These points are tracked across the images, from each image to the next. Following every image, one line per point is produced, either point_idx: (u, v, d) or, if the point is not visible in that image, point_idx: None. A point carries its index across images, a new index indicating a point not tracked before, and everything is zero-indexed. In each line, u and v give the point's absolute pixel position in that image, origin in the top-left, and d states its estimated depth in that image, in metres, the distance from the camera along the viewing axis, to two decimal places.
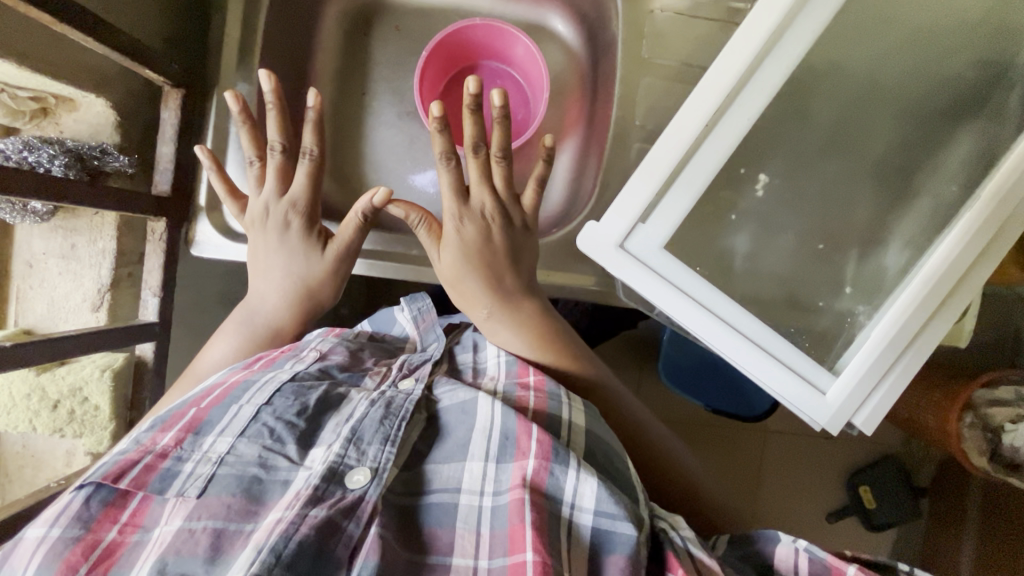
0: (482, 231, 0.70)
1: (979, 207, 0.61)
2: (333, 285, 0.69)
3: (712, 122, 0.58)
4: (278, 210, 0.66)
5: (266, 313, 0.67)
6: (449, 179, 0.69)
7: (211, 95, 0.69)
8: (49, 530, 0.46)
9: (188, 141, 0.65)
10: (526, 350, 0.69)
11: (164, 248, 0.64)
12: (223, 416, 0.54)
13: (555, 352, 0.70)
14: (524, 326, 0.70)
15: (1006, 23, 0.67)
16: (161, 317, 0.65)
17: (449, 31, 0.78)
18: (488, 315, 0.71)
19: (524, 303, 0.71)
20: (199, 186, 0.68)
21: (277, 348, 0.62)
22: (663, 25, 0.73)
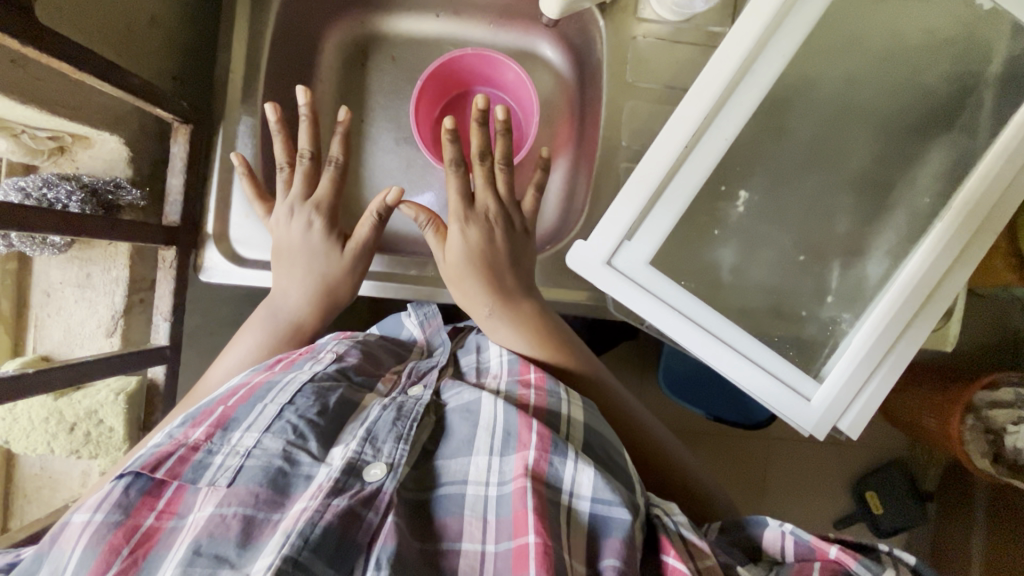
0: (486, 234, 0.74)
1: (953, 221, 0.64)
2: (350, 285, 0.72)
3: (692, 143, 0.61)
4: (302, 210, 0.70)
5: (289, 309, 0.70)
6: (455, 185, 0.74)
7: (216, 128, 0.72)
8: (92, 515, 0.49)
9: (196, 173, 0.69)
10: (527, 347, 0.72)
11: (175, 275, 0.67)
12: (249, 413, 0.57)
13: (555, 349, 0.72)
14: (525, 323, 0.73)
15: (971, 41, 0.70)
16: (172, 340, 0.68)
17: (441, 61, 0.81)
18: (488, 314, 0.73)
19: (524, 302, 0.74)
20: (208, 214, 0.71)
21: (296, 350, 0.65)
22: (645, 50, 0.76)
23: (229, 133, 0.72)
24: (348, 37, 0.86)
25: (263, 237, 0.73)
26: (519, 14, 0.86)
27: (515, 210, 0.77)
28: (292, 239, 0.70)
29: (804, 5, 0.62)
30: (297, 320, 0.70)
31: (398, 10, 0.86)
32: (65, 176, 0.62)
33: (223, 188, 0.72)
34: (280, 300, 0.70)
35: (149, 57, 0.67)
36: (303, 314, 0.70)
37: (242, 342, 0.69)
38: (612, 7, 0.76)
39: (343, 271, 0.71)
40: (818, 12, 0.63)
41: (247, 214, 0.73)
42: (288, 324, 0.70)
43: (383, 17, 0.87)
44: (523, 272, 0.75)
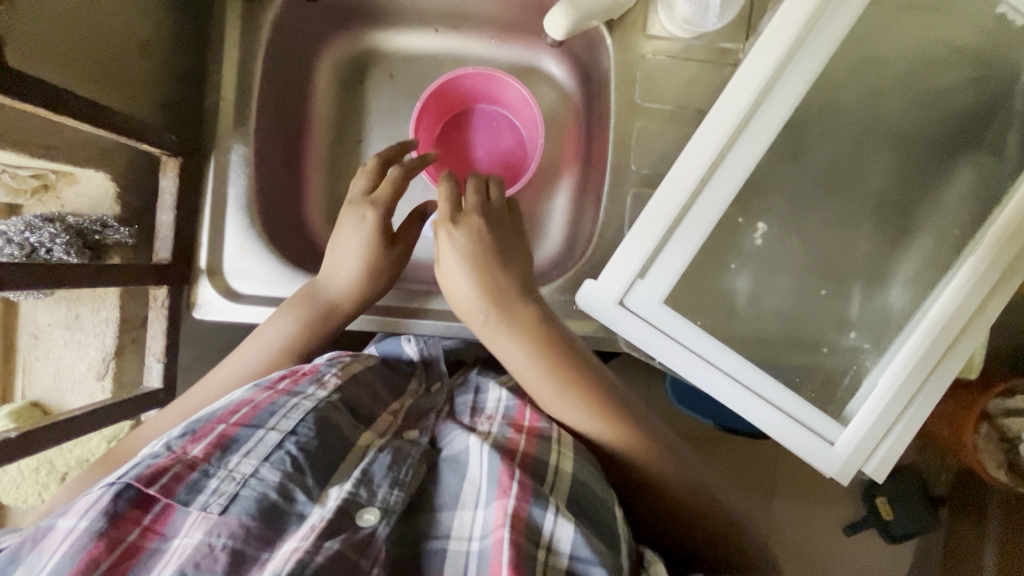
0: (468, 237, 0.69)
1: (976, 256, 0.62)
2: (391, 274, 0.70)
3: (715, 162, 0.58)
4: (359, 204, 0.68)
5: (331, 292, 0.67)
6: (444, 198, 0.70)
7: (206, 158, 0.69)
8: (77, 521, 0.46)
9: (188, 208, 0.66)
10: (524, 356, 0.66)
11: (167, 314, 0.65)
12: (251, 436, 0.53)
13: (552, 358, 0.66)
14: (518, 327, 0.67)
15: (999, 57, 0.66)
16: (166, 382, 0.66)
17: (438, 82, 0.78)
18: (482, 318, 0.68)
19: (516, 305, 0.67)
20: (200, 248, 0.68)
21: (301, 371, 0.62)
22: (655, 69, 0.72)
23: (219, 163, 0.69)
24: (343, 54, 0.82)
25: (259, 271, 0.70)
26: (523, 28, 0.82)
27: (500, 209, 0.73)
28: (348, 233, 0.68)
29: (822, 26, 0.59)
30: (334, 303, 0.67)
31: (396, 26, 0.83)
32: (55, 215, 0.60)
33: (215, 221, 0.69)
34: (326, 281, 0.68)
35: (135, 90, 0.64)
36: (344, 302, 0.68)
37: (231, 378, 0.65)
38: (620, 23, 0.72)
39: (379, 264, 0.68)
40: (838, 33, 0.59)
41: (241, 246, 0.69)
42: (297, 336, 0.66)
43: (380, 34, 0.83)
44: (522, 275, 0.70)
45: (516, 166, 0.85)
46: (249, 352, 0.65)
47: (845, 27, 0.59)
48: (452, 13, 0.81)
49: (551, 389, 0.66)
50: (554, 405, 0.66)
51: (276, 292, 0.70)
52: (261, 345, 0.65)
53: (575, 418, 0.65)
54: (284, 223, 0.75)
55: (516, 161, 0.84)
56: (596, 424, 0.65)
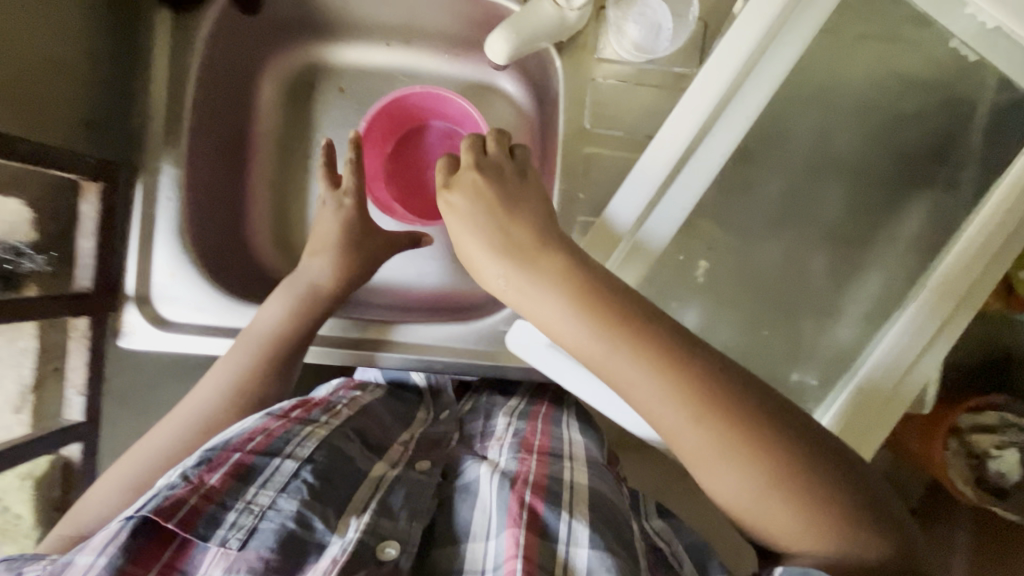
0: (476, 192, 0.58)
1: (925, 297, 0.61)
2: (371, 254, 0.71)
3: (673, 171, 0.61)
4: (331, 198, 0.70)
5: (312, 271, 0.69)
6: (445, 167, 0.61)
7: (134, 180, 0.66)
8: (95, 558, 0.45)
9: (111, 232, 0.63)
10: (576, 325, 0.50)
11: (88, 344, 0.62)
12: (267, 466, 0.53)
13: (608, 324, 0.50)
14: (559, 287, 0.52)
15: (951, 90, 0.65)
16: (88, 415, 0.63)
17: (387, 101, 0.75)
18: (518, 285, 0.54)
19: (546, 261, 0.53)
20: (127, 274, 0.65)
21: (313, 403, 0.64)
22: (607, 93, 0.70)
23: (147, 187, 0.66)
24: (288, 68, 0.79)
25: (191, 299, 0.67)
26: (476, 45, 0.79)
27: (512, 167, 0.60)
28: (327, 223, 0.70)
29: (762, 68, 0.62)
30: (316, 285, 0.69)
31: (345, 41, 0.80)
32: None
33: (145, 246, 0.66)
34: (308, 265, 0.69)
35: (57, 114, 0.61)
36: (326, 281, 0.69)
37: (177, 416, 0.62)
38: (569, 46, 0.70)
39: (360, 244, 0.70)
40: (778, 74, 0.62)
41: (172, 272, 0.67)
42: (264, 350, 0.64)
43: (330, 48, 0.80)
44: (544, 222, 0.57)
45: None
46: (215, 375, 0.63)
47: (780, 75, 0.63)
48: (402, 28, 0.78)
49: (625, 363, 0.50)
50: (625, 385, 0.50)
51: (207, 320, 0.67)
52: (224, 366, 0.64)
53: (652, 399, 0.49)
54: (219, 246, 0.72)
55: None
56: (679, 408, 0.48)
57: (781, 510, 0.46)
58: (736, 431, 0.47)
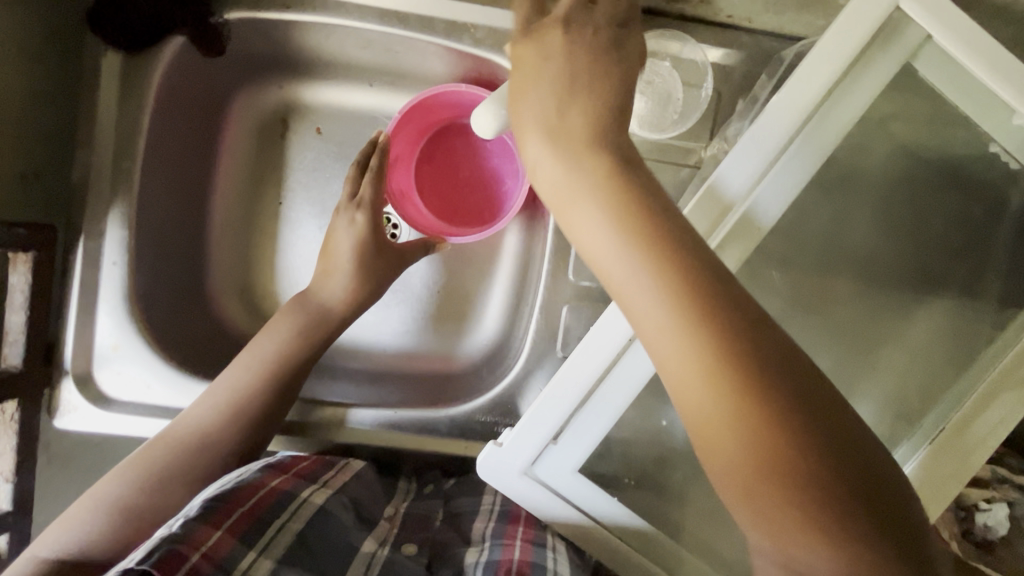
0: (544, 65, 0.44)
1: (929, 445, 0.52)
2: (386, 277, 0.67)
3: (766, 176, 0.49)
4: (346, 208, 0.66)
5: (327, 296, 0.65)
6: (521, 30, 0.46)
7: (76, 241, 0.59)
8: None
9: (46, 303, 0.57)
10: (608, 238, 0.38)
11: (17, 429, 0.56)
12: (266, 533, 0.50)
13: (650, 240, 0.37)
14: (596, 189, 0.40)
15: (989, 188, 0.57)
16: (17, 503, 0.57)
17: (424, 95, 0.64)
18: (557, 181, 0.41)
19: (593, 154, 0.41)
20: (66, 347, 0.59)
21: (303, 464, 0.61)
22: None
23: (89, 249, 0.59)
24: (258, 107, 0.71)
25: (138, 376, 0.61)
26: None
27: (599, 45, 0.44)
28: (342, 242, 0.66)
29: (795, 159, 0.49)
30: (327, 306, 0.65)
31: (323, 79, 0.71)
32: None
33: (85, 314, 0.59)
34: (322, 286, 0.66)
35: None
36: (338, 303, 0.65)
37: (134, 459, 0.55)
38: None
39: (378, 267, 0.66)
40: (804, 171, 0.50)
41: (115, 346, 0.60)
42: (274, 368, 0.62)
43: (305, 86, 0.71)
44: (614, 121, 0.43)
45: (501, 199, 0.72)
46: (215, 392, 0.59)
47: (813, 166, 0.50)
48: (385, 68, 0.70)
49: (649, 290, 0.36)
50: (638, 316, 0.37)
51: (155, 399, 0.61)
52: (228, 383, 0.60)
53: (669, 336, 0.35)
54: (173, 309, 0.66)
55: (501, 194, 0.72)
56: (700, 356, 0.34)
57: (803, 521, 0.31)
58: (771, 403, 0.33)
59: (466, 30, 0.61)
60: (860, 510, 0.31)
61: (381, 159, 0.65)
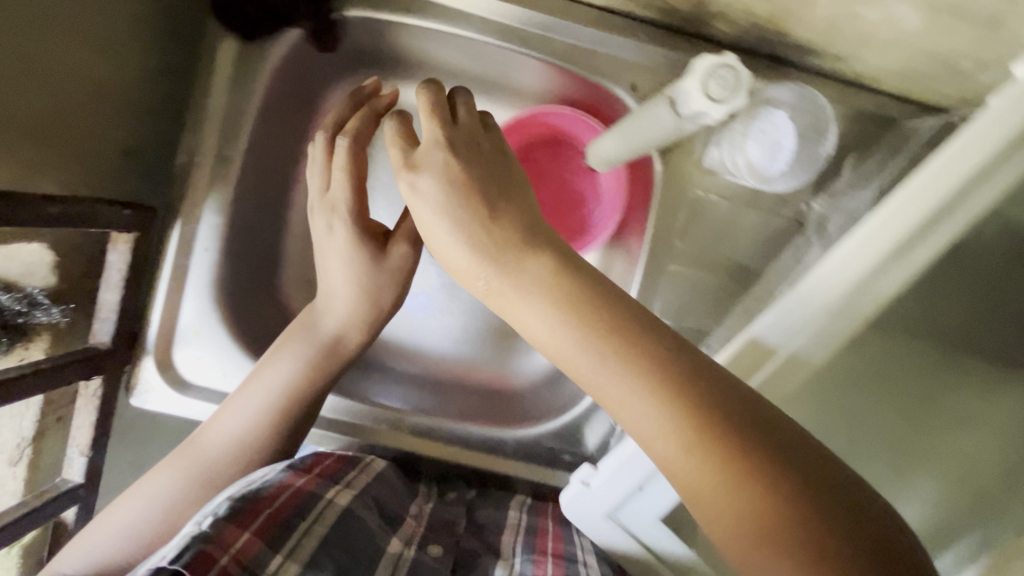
0: (456, 183, 0.41)
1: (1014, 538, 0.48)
2: (396, 289, 0.58)
3: (875, 271, 0.45)
4: (320, 210, 0.58)
5: (335, 318, 0.59)
6: (398, 131, 0.45)
7: (171, 225, 0.59)
8: None
9: (139, 284, 0.57)
10: (593, 363, 0.35)
11: (98, 405, 0.57)
12: (293, 531, 0.47)
13: (624, 355, 0.34)
14: (549, 295, 0.37)
15: None
16: (88, 477, 0.58)
17: (522, 117, 0.64)
18: (500, 297, 0.39)
19: (527, 263, 0.38)
20: (150, 328, 0.59)
21: (326, 462, 0.58)
22: (706, 212, 0.63)
23: (184, 233, 0.59)
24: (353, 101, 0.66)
25: (214, 363, 0.61)
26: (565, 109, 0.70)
27: (490, 142, 0.45)
28: (333, 258, 0.58)
29: (913, 253, 0.46)
30: (337, 335, 0.59)
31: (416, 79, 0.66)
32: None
33: (173, 297, 0.59)
34: (324, 313, 0.59)
35: (83, 154, 0.51)
36: (350, 331, 0.59)
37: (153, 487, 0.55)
38: (671, 149, 0.61)
39: (380, 277, 0.57)
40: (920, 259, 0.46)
41: (197, 330, 0.60)
42: (284, 409, 0.57)
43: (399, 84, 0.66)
44: (531, 219, 0.41)
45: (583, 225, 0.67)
46: (226, 429, 0.56)
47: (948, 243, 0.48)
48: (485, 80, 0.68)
49: (648, 410, 0.33)
50: (628, 417, 0.34)
51: (227, 389, 0.61)
52: (238, 417, 0.57)
53: (677, 466, 0.32)
54: (249, 298, 0.64)
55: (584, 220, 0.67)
56: (704, 462, 0.31)
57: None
58: (784, 506, 0.30)
59: (581, 56, 0.59)
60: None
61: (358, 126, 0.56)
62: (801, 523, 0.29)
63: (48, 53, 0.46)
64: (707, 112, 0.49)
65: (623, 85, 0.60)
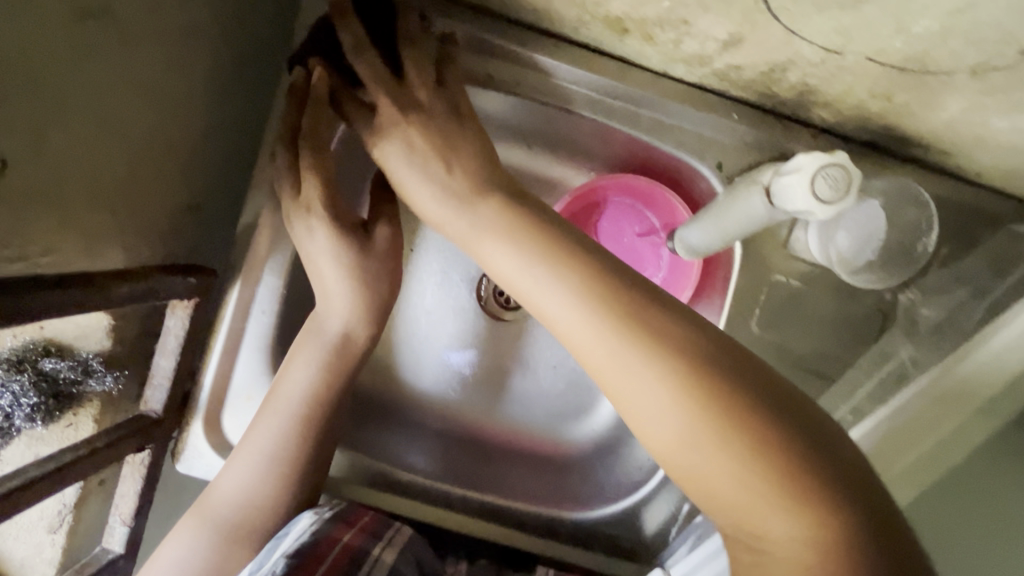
0: (413, 152, 0.48)
1: None
2: (393, 274, 0.57)
3: None
4: (297, 214, 0.53)
5: (337, 317, 0.55)
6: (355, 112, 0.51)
7: (229, 286, 0.56)
8: None
9: (194, 349, 0.54)
10: (555, 295, 0.40)
11: (144, 473, 0.54)
12: None
13: (600, 299, 0.38)
14: (527, 238, 0.43)
15: None
16: (128, 547, 0.55)
17: (596, 180, 0.61)
18: (467, 238, 0.46)
19: (482, 206, 0.46)
20: (201, 392, 0.56)
21: (367, 515, 0.55)
22: (787, 297, 0.59)
23: (243, 295, 0.56)
24: None
25: None
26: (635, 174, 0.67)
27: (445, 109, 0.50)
28: (319, 259, 0.54)
29: None
30: (348, 332, 0.55)
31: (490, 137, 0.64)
32: (42, 343, 0.47)
33: (226, 360, 0.57)
34: (328, 309, 0.55)
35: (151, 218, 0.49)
36: (356, 325, 0.56)
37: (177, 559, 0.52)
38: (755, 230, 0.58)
39: (373, 264, 0.55)
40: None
41: (248, 396, 0.58)
42: (307, 415, 0.54)
43: None
44: (492, 171, 0.48)
45: None
46: (251, 449, 0.53)
47: None
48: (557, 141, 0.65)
49: (602, 335, 0.37)
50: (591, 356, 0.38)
51: None
52: (264, 448, 0.53)
53: (651, 396, 0.35)
54: None
55: None
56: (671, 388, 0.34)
57: (740, 486, 0.32)
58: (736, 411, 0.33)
59: (668, 131, 0.56)
60: (826, 487, 0.32)
61: (315, 126, 0.51)
62: (733, 417, 0.33)
63: (136, 124, 0.43)
64: (812, 213, 0.46)
65: (709, 162, 0.56)
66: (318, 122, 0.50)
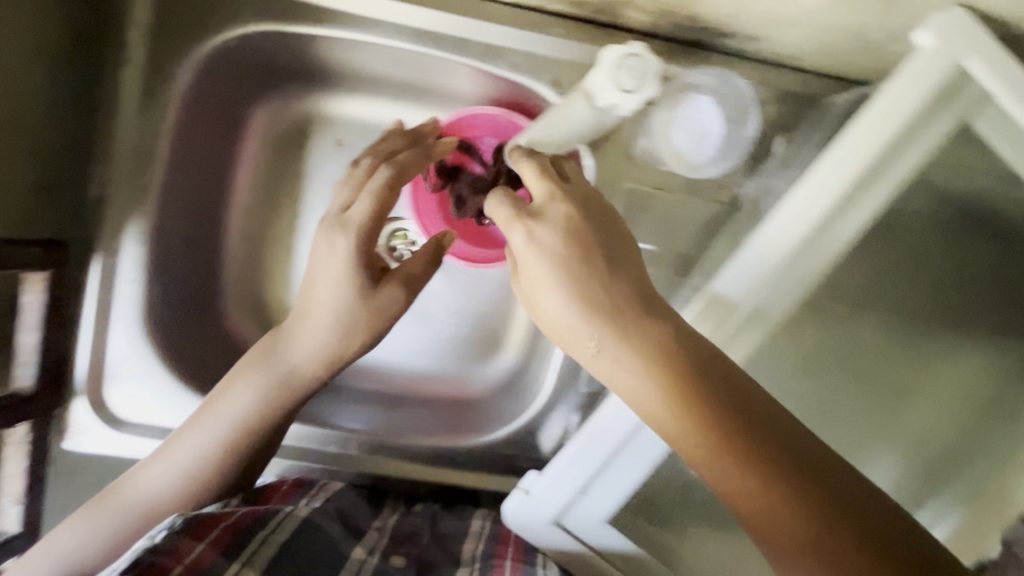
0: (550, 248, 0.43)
1: None
2: (371, 329, 0.55)
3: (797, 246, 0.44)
4: (327, 225, 0.53)
5: (299, 354, 0.55)
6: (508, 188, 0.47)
7: (92, 258, 0.58)
8: None
9: (60, 322, 0.55)
10: (626, 360, 0.41)
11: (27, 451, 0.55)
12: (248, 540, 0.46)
13: (660, 354, 0.41)
14: (617, 321, 0.42)
15: None
16: (27, 527, 0.55)
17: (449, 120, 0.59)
18: (586, 344, 0.43)
19: (644, 328, 0.42)
20: (78, 366, 0.58)
21: (286, 485, 0.58)
22: (643, 201, 0.61)
23: (106, 267, 0.58)
24: (275, 113, 0.65)
25: (149, 398, 0.59)
26: None
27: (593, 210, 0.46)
28: (324, 287, 0.53)
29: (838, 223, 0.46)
30: (300, 367, 0.55)
31: (343, 89, 0.64)
32: None
33: (99, 331, 0.58)
34: (292, 343, 0.55)
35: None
36: (312, 361, 0.55)
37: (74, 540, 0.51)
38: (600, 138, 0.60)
39: (356, 315, 0.54)
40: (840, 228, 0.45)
41: (129, 366, 0.59)
42: (248, 424, 0.54)
43: (321, 95, 0.65)
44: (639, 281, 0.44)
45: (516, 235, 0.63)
46: (178, 454, 0.53)
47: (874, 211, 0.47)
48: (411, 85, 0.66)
49: (622, 355, 0.41)
50: (620, 385, 0.42)
51: (167, 423, 0.59)
52: (188, 448, 0.53)
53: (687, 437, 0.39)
54: (182, 326, 0.63)
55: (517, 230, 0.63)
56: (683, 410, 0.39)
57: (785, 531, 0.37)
58: (769, 464, 0.38)
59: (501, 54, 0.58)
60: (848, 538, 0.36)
61: (413, 160, 0.54)
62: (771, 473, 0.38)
63: None
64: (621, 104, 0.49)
65: (543, 81, 0.58)
66: (417, 158, 0.55)
